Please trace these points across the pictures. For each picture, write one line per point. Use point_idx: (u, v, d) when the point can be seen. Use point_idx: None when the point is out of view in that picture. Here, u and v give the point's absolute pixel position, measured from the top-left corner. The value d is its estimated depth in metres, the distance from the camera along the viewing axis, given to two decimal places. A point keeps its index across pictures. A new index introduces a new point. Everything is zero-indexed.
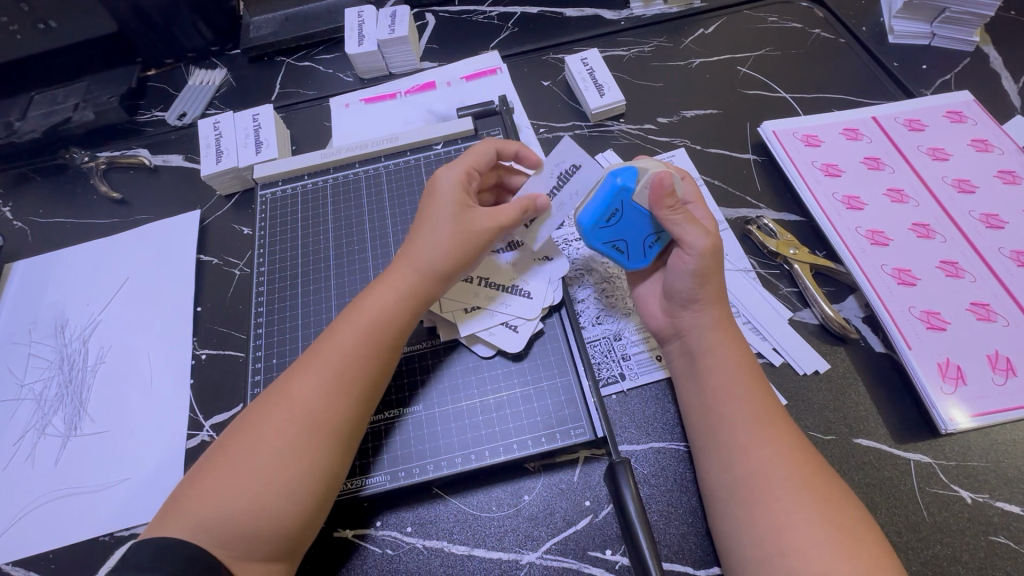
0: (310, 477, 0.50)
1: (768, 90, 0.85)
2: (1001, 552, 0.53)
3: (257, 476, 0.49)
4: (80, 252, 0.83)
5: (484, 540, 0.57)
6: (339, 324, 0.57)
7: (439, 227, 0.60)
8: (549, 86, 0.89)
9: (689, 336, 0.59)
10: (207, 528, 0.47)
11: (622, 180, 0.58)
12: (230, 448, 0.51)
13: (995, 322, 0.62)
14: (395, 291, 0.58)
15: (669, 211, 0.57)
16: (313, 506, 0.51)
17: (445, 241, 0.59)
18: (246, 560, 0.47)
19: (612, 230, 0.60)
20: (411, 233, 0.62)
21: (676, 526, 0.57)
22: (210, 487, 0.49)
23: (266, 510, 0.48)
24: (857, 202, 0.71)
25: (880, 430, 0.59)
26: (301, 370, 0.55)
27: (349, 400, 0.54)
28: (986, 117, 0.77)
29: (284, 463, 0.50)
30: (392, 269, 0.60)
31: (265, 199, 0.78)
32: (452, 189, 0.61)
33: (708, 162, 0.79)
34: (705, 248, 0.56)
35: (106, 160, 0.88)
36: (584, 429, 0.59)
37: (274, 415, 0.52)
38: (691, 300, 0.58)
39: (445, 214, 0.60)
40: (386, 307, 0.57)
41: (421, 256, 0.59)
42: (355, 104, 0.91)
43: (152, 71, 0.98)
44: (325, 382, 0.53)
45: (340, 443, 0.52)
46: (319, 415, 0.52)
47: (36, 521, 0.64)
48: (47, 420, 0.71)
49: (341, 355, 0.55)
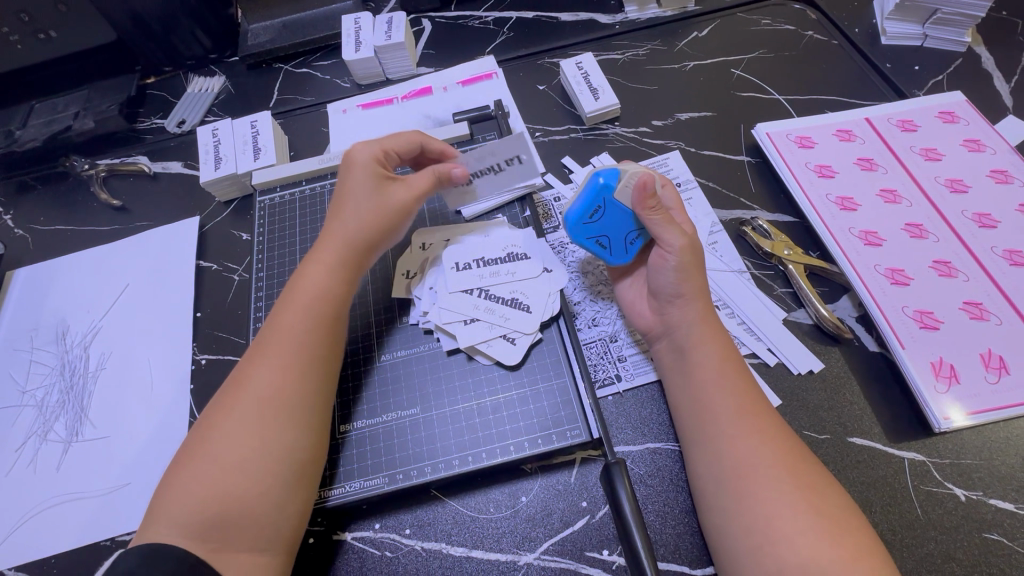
0: (270, 452, 0.52)
1: (762, 93, 0.86)
2: (995, 549, 0.54)
3: (217, 461, 0.51)
4: (81, 260, 0.84)
5: (482, 541, 0.58)
6: (277, 308, 0.60)
7: (360, 203, 0.63)
8: (544, 90, 0.90)
9: (674, 332, 0.60)
10: (179, 522, 0.48)
11: (604, 179, 0.61)
12: (192, 442, 0.53)
13: (988, 321, 0.62)
14: (329, 269, 0.61)
15: (649, 212, 0.59)
16: (282, 480, 0.51)
17: (369, 215, 0.63)
18: (225, 551, 0.48)
19: (597, 224, 0.62)
20: (336, 214, 0.65)
21: (672, 527, 0.57)
22: (179, 484, 0.50)
23: (231, 492, 0.50)
24: (850, 203, 0.72)
25: (874, 429, 0.60)
26: (247, 358, 0.57)
27: (296, 372, 0.55)
28: (978, 117, 0.77)
29: (240, 443, 0.51)
30: (321, 251, 0.63)
31: (264, 205, 0.79)
32: (370, 167, 0.65)
33: (703, 164, 0.80)
34: (683, 245, 0.59)
35: (107, 168, 0.89)
36: (580, 430, 0.60)
37: (226, 400, 0.54)
38: (675, 295, 0.60)
39: (365, 190, 0.64)
40: (322, 284, 0.60)
41: (351, 235, 0.63)
42: (352, 109, 0.91)
43: (151, 79, 1.00)
44: (269, 360, 0.56)
45: (292, 414, 0.54)
46: (268, 391, 0.54)
47: (36, 527, 0.65)
48: (49, 425, 0.72)
49: (283, 331, 0.57)
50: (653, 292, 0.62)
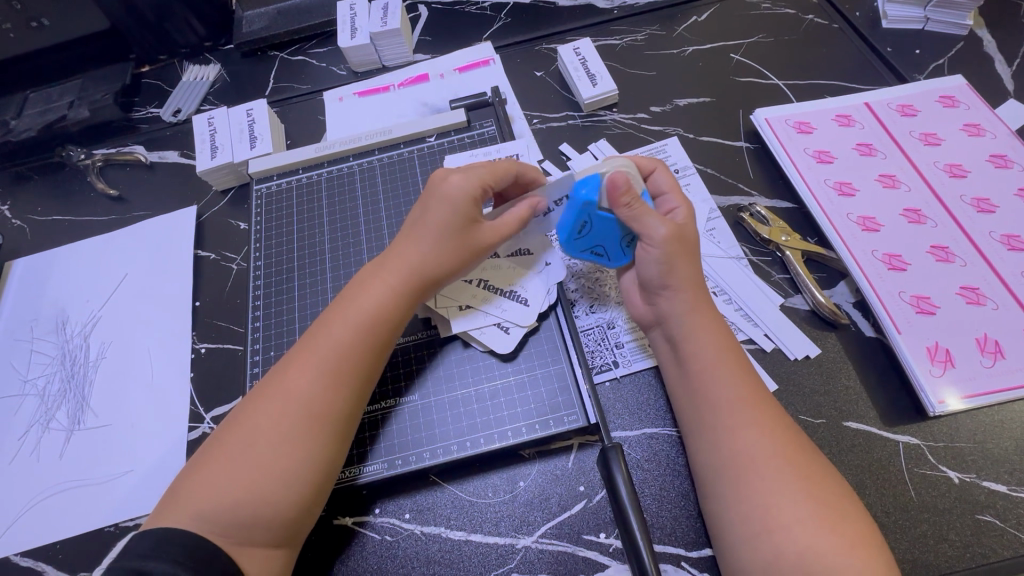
0: (308, 467, 0.51)
1: (761, 78, 0.85)
2: (987, 529, 0.54)
3: (253, 465, 0.49)
4: (79, 250, 0.84)
5: (481, 525, 0.59)
6: (329, 314, 0.57)
7: (440, 235, 0.58)
8: (542, 76, 0.89)
9: (665, 322, 0.59)
10: (205, 515, 0.48)
11: (584, 191, 0.57)
12: (226, 438, 0.52)
13: (984, 306, 0.62)
14: (384, 280, 0.58)
15: (626, 210, 0.56)
16: (311, 496, 0.51)
17: (447, 248, 0.58)
18: (246, 546, 0.48)
19: (587, 237, 0.60)
20: (409, 229, 0.60)
21: (668, 509, 0.58)
22: (208, 480, 0.49)
23: (262, 498, 0.49)
24: (849, 188, 0.71)
25: (869, 412, 0.60)
26: (292, 360, 0.55)
27: (344, 389, 0.54)
28: (978, 101, 0.77)
29: (278, 453, 0.50)
30: (385, 265, 0.59)
31: (261, 193, 0.79)
32: (463, 201, 0.58)
33: (701, 150, 0.79)
34: (665, 236, 0.56)
35: (103, 158, 0.89)
36: (577, 416, 0.60)
37: (268, 405, 0.52)
38: (662, 286, 0.58)
39: (449, 224, 0.58)
40: (375, 297, 0.57)
41: (419, 259, 0.58)
42: (349, 97, 0.91)
43: (146, 68, 0.98)
44: (317, 372, 0.53)
45: (333, 429, 0.52)
46: (315, 405, 0.52)
47: (40, 514, 0.66)
48: (52, 414, 0.72)
49: (333, 343, 0.55)
50: (643, 285, 0.60)
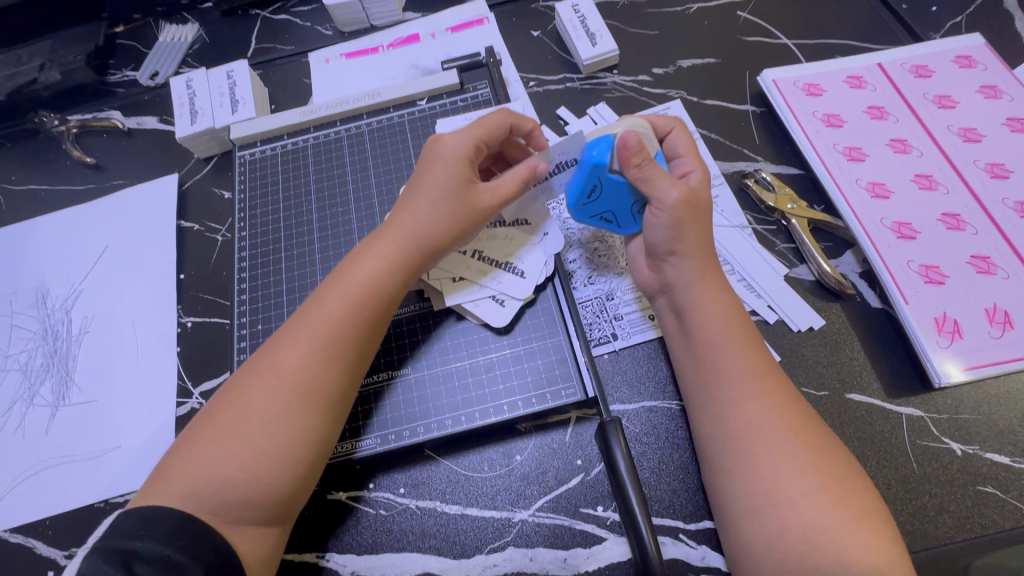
0: (300, 445, 0.49)
1: (769, 37, 0.81)
2: (988, 500, 0.54)
3: (246, 445, 0.48)
4: (56, 221, 0.81)
5: (477, 499, 0.58)
6: (324, 290, 0.54)
7: (436, 198, 0.56)
8: (538, 36, 0.84)
9: (673, 289, 0.57)
10: (195, 495, 0.46)
11: (595, 152, 0.54)
12: (217, 416, 0.50)
13: (994, 275, 0.60)
14: (381, 256, 0.55)
15: (635, 171, 0.53)
16: (306, 475, 0.50)
17: (444, 212, 0.56)
18: (237, 525, 0.47)
19: (597, 202, 0.58)
20: (406, 196, 0.58)
21: (667, 482, 0.57)
22: (200, 458, 0.47)
23: (257, 478, 0.47)
24: (859, 153, 0.69)
25: (872, 384, 0.59)
26: (286, 337, 0.52)
27: (338, 367, 0.51)
28: (995, 61, 0.73)
29: (272, 433, 0.48)
30: (379, 236, 0.56)
31: (244, 160, 0.75)
32: (456, 160, 0.57)
33: (705, 114, 0.76)
34: (676, 201, 0.53)
35: (78, 124, 0.84)
36: (575, 389, 0.59)
37: (261, 384, 0.50)
38: (677, 252, 0.55)
39: (444, 185, 0.56)
40: (370, 270, 0.55)
41: (416, 226, 0.56)
42: (335, 59, 0.86)
43: (120, 28, 0.93)
44: (312, 351, 0.51)
45: (329, 410, 0.51)
46: (309, 385, 0.50)
47: (28, 490, 0.64)
48: (35, 390, 0.71)
49: (327, 321, 0.52)
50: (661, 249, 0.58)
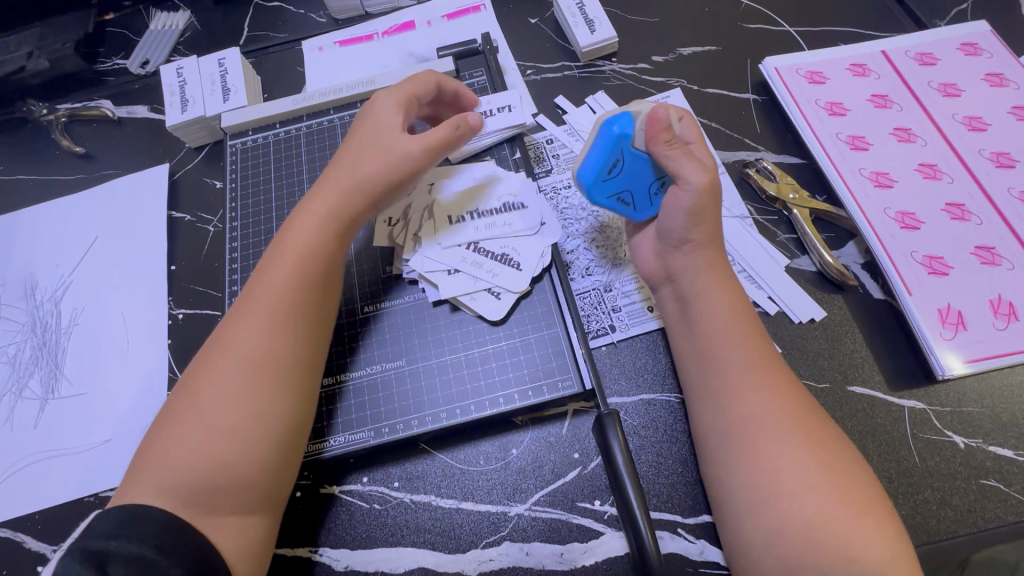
0: (258, 414, 0.48)
1: (771, 24, 0.79)
2: (992, 494, 0.53)
3: (203, 423, 0.47)
4: (45, 211, 0.79)
5: (472, 493, 0.57)
6: (267, 260, 0.55)
7: (367, 157, 0.57)
8: (536, 23, 0.83)
9: (678, 279, 0.56)
10: (167, 485, 0.45)
11: (619, 127, 0.54)
12: (175, 402, 0.49)
13: (999, 266, 0.59)
14: (320, 219, 0.56)
15: (664, 146, 0.53)
16: (276, 448, 0.48)
17: (376, 167, 0.57)
18: (217, 513, 0.46)
19: (617, 180, 0.56)
20: (338, 160, 0.59)
21: (665, 476, 0.56)
22: (165, 446, 0.47)
23: (219, 454, 0.46)
24: (862, 142, 0.67)
25: (874, 376, 0.58)
26: (234, 314, 0.53)
27: (287, 332, 0.51)
28: (1002, 49, 0.72)
29: (228, 405, 0.48)
30: (316, 201, 0.57)
31: (235, 149, 0.74)
32: (383, 121, 0.59)
33: (706, 102, 0.74)
34: (702, 183, 0.53)
35: (67, 113, 0.83)
36: (572, 381, 0.58)
37: (211, 361, 0.50)
38: (684, 240, 0.55)
39: (371, 143, 0.58)
40: (312, 235, 0.55)
41: (354, 187, 0.57)
42: (329, 46, 0.85)
43: (110, 15, 0.91)
44: (258, 321, 0.51)
45: (284, 376, 0.50)
46: (260, 353, 0.50)
47: (16, 484, 0.63)
48: (23, 383, 0.69)
49: (270, 288, 0.52)
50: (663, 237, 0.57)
